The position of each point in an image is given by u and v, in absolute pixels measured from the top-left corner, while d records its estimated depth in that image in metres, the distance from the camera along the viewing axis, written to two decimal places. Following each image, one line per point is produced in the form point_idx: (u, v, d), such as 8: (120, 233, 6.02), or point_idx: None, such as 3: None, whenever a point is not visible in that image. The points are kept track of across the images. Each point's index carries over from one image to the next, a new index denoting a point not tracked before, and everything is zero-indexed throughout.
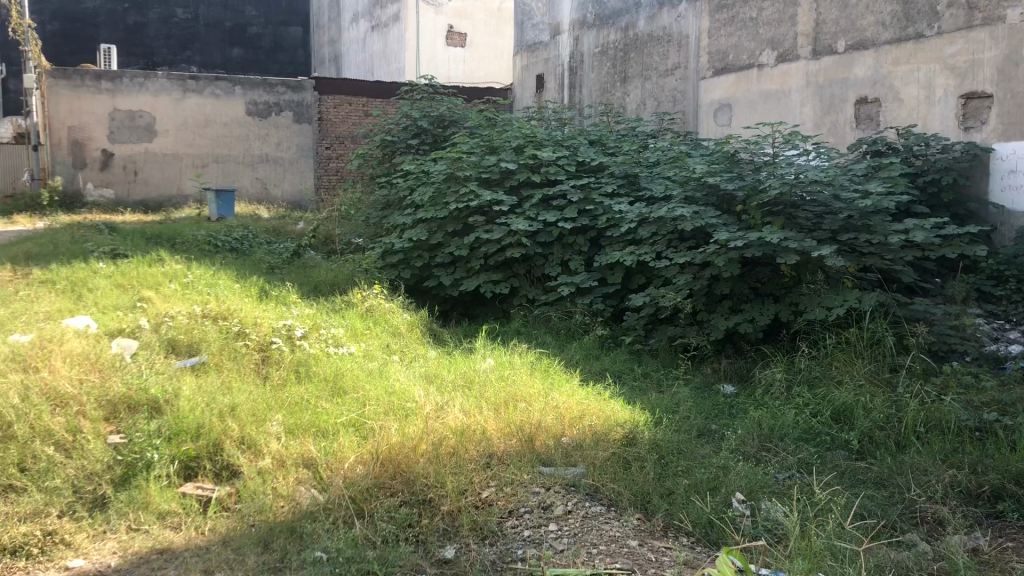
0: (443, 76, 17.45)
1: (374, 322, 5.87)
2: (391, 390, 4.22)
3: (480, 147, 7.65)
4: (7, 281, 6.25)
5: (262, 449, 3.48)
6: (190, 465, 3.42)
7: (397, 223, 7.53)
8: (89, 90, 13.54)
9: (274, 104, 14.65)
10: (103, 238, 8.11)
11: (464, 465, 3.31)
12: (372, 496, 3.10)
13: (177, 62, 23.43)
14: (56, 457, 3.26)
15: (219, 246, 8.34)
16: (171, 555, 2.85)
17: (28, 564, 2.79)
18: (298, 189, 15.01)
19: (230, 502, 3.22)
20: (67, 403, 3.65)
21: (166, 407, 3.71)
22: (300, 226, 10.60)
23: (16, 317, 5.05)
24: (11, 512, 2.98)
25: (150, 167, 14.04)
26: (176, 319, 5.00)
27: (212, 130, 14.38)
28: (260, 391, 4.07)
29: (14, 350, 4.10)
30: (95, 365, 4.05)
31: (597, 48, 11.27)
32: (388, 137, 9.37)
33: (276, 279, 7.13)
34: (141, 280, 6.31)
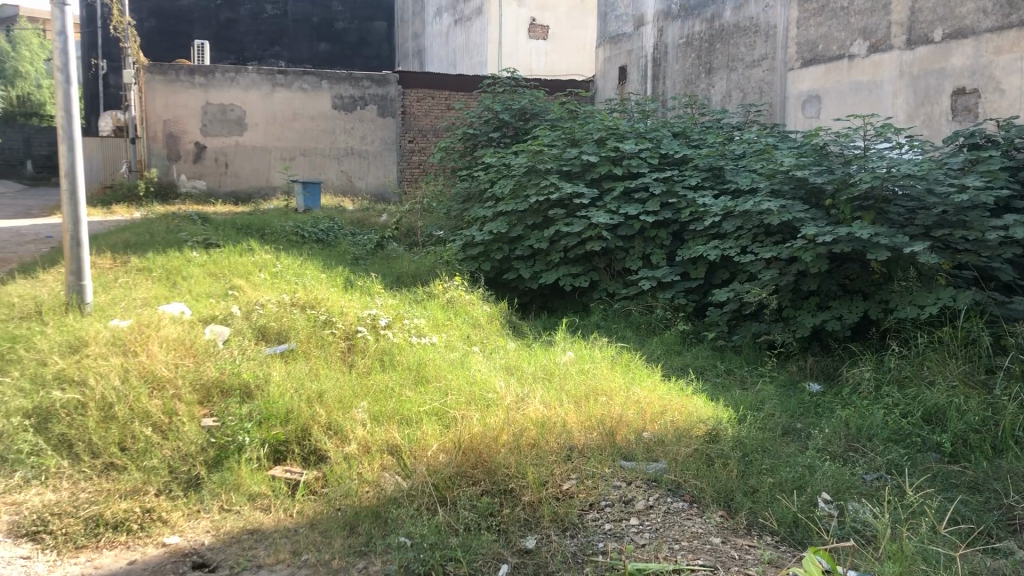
0: (526, 69, 17.47)
1: (455, 314, 5.92)
2: (473, 380, 4.26)
3: (563, 140, 7.65)
4: (108, 268, 6.51)
5: (348, 435, 3.54)
6: (279, 448, 3.52)
7: (477, 216, 7.58)
8: (183, 85, 13.97)
9: (359, 98, 14.89)
10: (196, 228, 8.39)
11: (545, 457, 3.31)
12: (455, 483, 3.13)
13: (266, 57, 24.12)
14: (153, 438, 3.39)
15: (306, 236, 8.53)
16: (261, 535, 2.94)
17: (128, 538, 2.90)
18: (381, 182, 15.28)
19: (317, 485, 3.29)
20: (163, 386, 3.78)
21: (257, 393, 3.82)
22: (384, 218, 10.77)
23: (116, 302, 5.26)
24: (113, 489, 3.12)
25: (240, 160, 14.44)
26: (266, 307, 5.15)
27: (299, 124, 14.71)
28: (347, 378, 4.16)
29: (115, 335, 4.27)
30: (189, 350, 4.20)
31: (682, 39, 11.12)
32: (471, 130, 9.44)
33: (360, 269, 7.26)
34: (232, 269, 6.51)
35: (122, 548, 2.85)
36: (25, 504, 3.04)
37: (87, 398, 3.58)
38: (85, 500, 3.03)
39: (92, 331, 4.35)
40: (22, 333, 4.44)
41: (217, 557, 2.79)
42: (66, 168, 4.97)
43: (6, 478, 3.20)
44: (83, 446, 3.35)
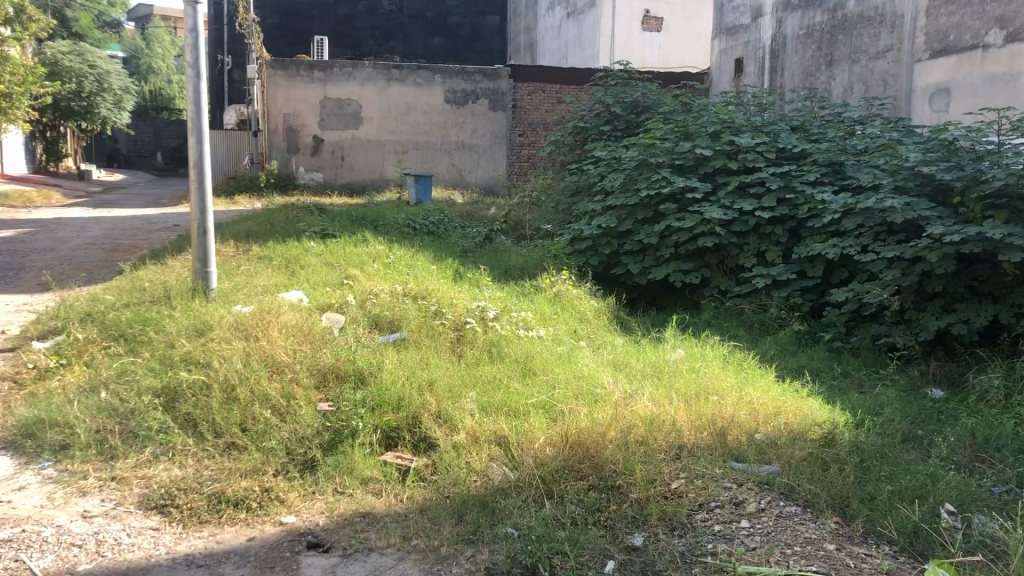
0: (638, 62, 17.30)
1: (563, 308, 5.91)
2: (581, 374, 4.24)
3: (676, 133, 7.53)
4: (231, 256, 6.79)
5: (457, 424, 3.57)
6: (390, 435, 3.59)
7: (586, 210, 7.55)
8: (304, 80, 14.40)
9: (471, 92, 15.04)
10: (313, 219, 8.64)
11: (654, 455, 3.27)
12: (562, 477, 3.13)
13: (382, 52, 24.79)
14: (272, 420, 3.51)
15: (417, 228, 8.68)
16: (373, 519, 3.00)
17: (248, 516, 3.00)
18: (491, 176, 15.42)
19: (427, 472, 3.34)
20: (283, 370, 3.92)
21: (370, 379, 3.91)
22: (493, 212, 10.82)
23: (238, 289, 5.48)
24: (235, 468, 3.25)
25: (356, 153, 14.82)
26: (379, 297, 5.28)
27: (412, 117, 14.96)
28: (456, 368, 4.21)
29: (238, 320, 4.44)
30: (306, 337, 4.33)
31: (802, 30, 10.78)
32: (582, 124, 9.40)
33: (469, 262, 7.32)
34: (347, 259, 6.67)
35: (242, 525, 2.95)
36: (154, 478, 3.19)
37: (211, 380, 3.74)
38: (209, 478, 3.16)
39: (217, 316, 4.54)
40: (153, 316, 4.67)
41: (331, 538, 2.87)
42: (195, 159, 5.18)
43: (137, 452, 3.37)
44: (207, 426, 3.50)
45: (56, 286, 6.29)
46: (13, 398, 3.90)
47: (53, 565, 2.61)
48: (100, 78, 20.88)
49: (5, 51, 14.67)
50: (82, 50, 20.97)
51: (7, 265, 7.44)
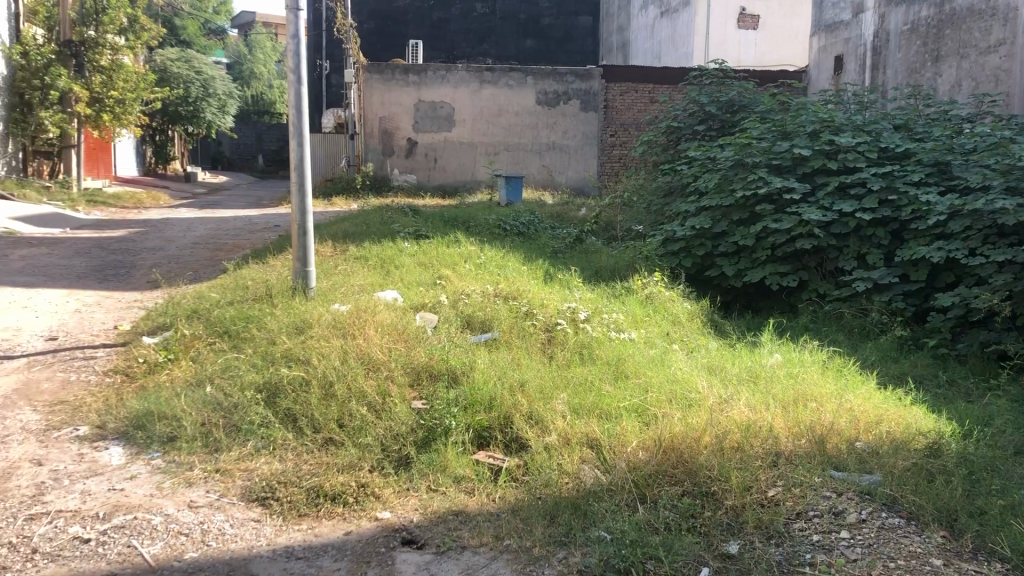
0: (734, 60, 17.04)
1: (654, 310, 5.85)
2: (675, 378, 4.18)
3: (773, 132, 7.38)
4: (328, 255, 6.96)
5: (548, 426, 3.56)
6: (482, 434, 3.61)
7: (679, 211, 7.46)
8: (399, 83, 14.66)
9: (563, 93, 15.03)
10: (407, 220, 8.80)
11: (750, 461, 3.20)
12: (655, 482, 3.09)
13: (474, 54, 25.06)
14: (369, 416, 3.58)
15: (508, 229, 8.73)
16: (466, 517, 3.03)
17: (345, 510, 3.06)
18: (582, 176, 15.36)
19: (518, 473, 3.34)
20: (379, 367, 4.00)
21: (462, 377, 3.94)
22: (583, 212, 10.81)
23: (336, 288, 5.61)
24: (334, 462, 3.33)
25: (448, 155, 15.01)
26: (471, 297, 5.34)
27: (503, 119, 15.05)
28: (548, 369, 4.22)
29: (336, 319, 4.54)
30: (401, 335, 4.40)
31: (907, 25, 10.40)
32: (675, 123, 9.30)
33: (560, 263, 7.32)
34: (440, 259, 6.76)
35: (339, 519, 3.01)
36: (256, 471, 3.29)
37: (310, 376, 3.85)
38: (308, 472, 3.25)
39: (316, 314, 4.66)
40: (254, 313, 4.83)
41: (425, 535, 2.91)
42: (295, 162, 5.32)
43: (240, 445, 3.48)
44: (305, 421, 3.60)
45: (165, 283, 6.58)
46: (125, 390, 4.08)
47: (163, 552, 2.71)
48: (205, 84, 21.62)
49: (119, 59, 15.42)
50: (189, 56, 21.79)
51: (120, 263, 7.82)
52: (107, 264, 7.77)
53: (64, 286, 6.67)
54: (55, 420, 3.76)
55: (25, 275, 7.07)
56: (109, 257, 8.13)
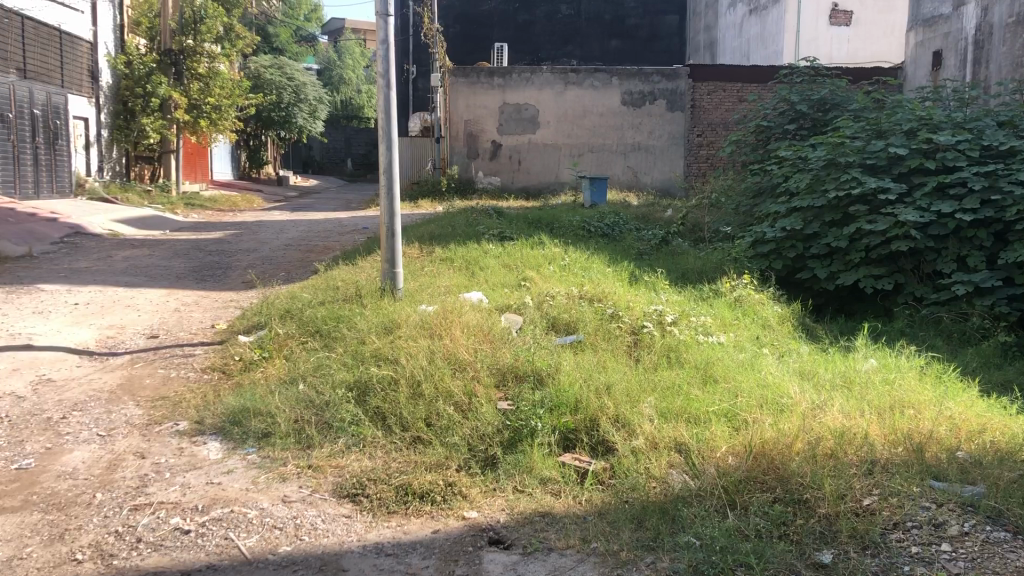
0: (826, 57, 16.60)
1: (743, 314, 5.74)
2: (765, 383, 4.09)
3: (867, 131, 7.17)
4: (415, 257, 7.04)
5: (635, 429, 3.52)
6: (568, 436, 3.59)
7: (769, 212, 7.32)
8: (484, 87, 14.79)
9: (649, 93, 14.89)
10: (492, 221, 8.86)
11: (844, 469, 3.11)
12: (746, 488, 3.03)
13: (559, 56, 25.10)
14: (456, 416, 3.61)
15: (593, 230, 8.71)
16: (552, 519, 3.02)
17: (433, 509, 3.09)
18: (668, 177, 15.17)
19: (605, 476, 3.31)
20: (465, 368, 4.02)
21: (548, 379, 3.94)
22: (668, 214, 10.72)
23: (423, 290, 5.68)
24: (421, 461, 3.37)
25: (533, 157, 15.05)
26: (556, 298, 5.34)
27: (588, 120, 14.98)
28: (634, 372, 4.18)
29: (423, 320, 4.60)
30: (486, 336, 4.43)
31: (1011, 18, 9.96)
32: (765, 122, 9.12)
33: (646, 265, 7.26)
34: (524, 261, 6.78)
35: (427, 517, 3.04)
36: (347, 467, 3.36)
37: (398, 375, 3.91)
38: (396, 470, 3.29)
39: (403, 315, 4.72)
40: (345, 313, 4.92)
41: (512, 535, 2.91)
42: (384, 165, 5.39)
43: (331, 442, 3.56)
44: (394, 419, 3.67)
45: (259, 284, 6.76)
46: (222, 387, 4.22)
47: (258, 544, 2.79)
48: (297, 89, 22.14)
49: (216, 67, 15.97)
50: (282, 62, 22.33)
51: (216, 264, 8.06)
52: (204, 265, 8.03)
53: (163, 286, 6.91)
54: (157, 414, 3.91)
55: (127, 276, 7.36)
56: (206, 258, 8.41)
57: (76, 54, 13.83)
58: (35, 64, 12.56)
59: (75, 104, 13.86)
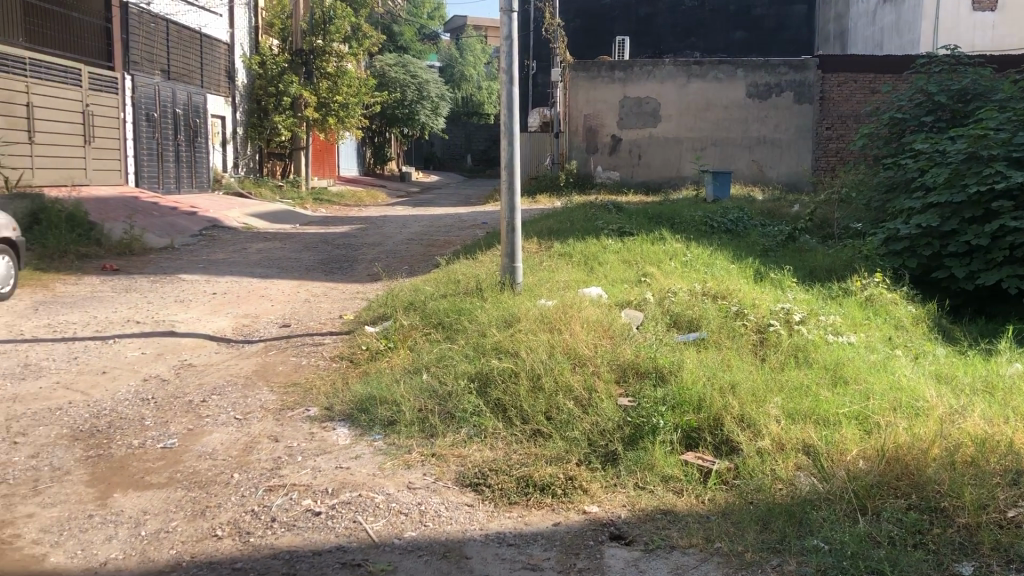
0: (967, 45, 15.78)
1: (875, 314, 5.51)
2: (899, 386, 3.92)
3: (1012, 122, 6.79)
4: (534, 252, 7.07)
5: (761, 430, 3.43)
6: (691, 435, 3.52)
7: (903, 208, 7.02)
8: (605, 81, 14.79)
9: (775, 85, 14.48)
10: (611, 217, 8.80)
11: (986, 477, 2.94)
12: (878, 493, 2.91)
13: (681, 48, 24.80)
14: (576, 411, 3.61)
15: (715, 226, 8.53)
16: (674, 517, 2.98)
17: (554, 501, 3.10)
18: (795, 172, 14.68)
19: (729, 476, 3.24)
20: (584, 363, 4.01)
21: (670, 377, 3.88)
22: (795, 209, 10.39)
23: (542, 284, 5.71)
24: (541, 455, 3.39)
25: (653, 151, 14.88)
26: (678, 295, 5.26)
27: (711, 114, 14.69)
28: (759, 371, 4.07)
29: (543, 314, 4.62)
30: (606, 332, 4.41)
31: None
32: (899, 114, 8.75)
33: (771, 262, 7.07)
34: (645, 257, 6.71)
35: (548, 510, 3.05)
36: (469, 457, 3.41)
37: (519, 368, 3.94)
38: (517, 461, 3.32)
39: (523, 309, 4.75)
40: (466, 306, 4.99)
41: (634, 531, 2.89)
42: (505, 160, 5.44)
43: (454, 432, 3.62)
44: (515, 412, 3.70)
45: (384, 277, 6.94)
46: (351, 375, 4.36)
47: (384, 529, 2.87)
48: (420, 87, 22.55)
49: (344, 66, 16.28)
50: (406, 61, 22.85)
51: (342, 257, 8.31)
52: (332, 258, 8.29)
53: (294, 278, 7.18)
54: (289, 400, 4.08)
55: (260, 268, 7.68)
56: (334, 251, 8.68)
57: (215, 56, 14.56)
58: (177, 65, 13.25)
59: (214, 104, 14.58)
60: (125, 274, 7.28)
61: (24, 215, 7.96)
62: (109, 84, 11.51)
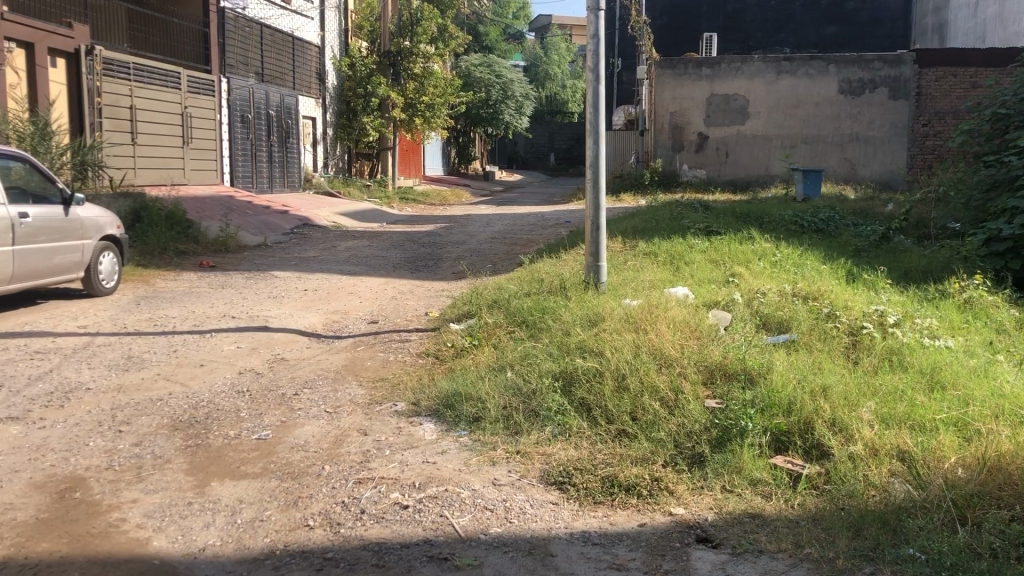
0: None
1: (974, 316, 5.32)
2: (1001, 392, 3.76)
3: None
4: (619, 251, 7.04)
5: (854, 435, 3.34)
6: (781, 438, 3.45)
7: (1005, 207, 6.75)
8: (691, 78, 14.63)
9: (869, 81, 14.05)
10: (698, 216, 8.70)
11: None
12: (978, 504, 2.81)
13: (770, 44, 24.32)
14: (662, 412, 3.58)
15: (806, 225, 8.35)
16: (763, 521, 2.93)
17: (639, 502, 3.08)
18: (889, 170, 14.21)
19: (820, 481, 3.17)
20: (671, 363, 3.98)
21: (760, 379, 3.81)
22: (890, 209, 10.08)
23: (627, 283, 5.67)
24: (627, 455, 3.37)
25: (740, 149, 14.64)
26: (767, 296, 5.18)
27: (801, 111, 14.36)
28: (852, 374, 3.97)
29: (628, 314, 4.59)
30: (694, 332, 4.37)
31: None
32: (1002, 109, 8.40)
33: (864, 262, 6.88)
34: (732, 256, 6.62)
35: (634, 510, 3.04)
36: (553, 456, 3.41)
37: (603, 368, 3.92)
38: (602, 461, 3.31)
39: (608, 308, 4.73)
40: (551, 305, 5.00)
41: (721, 534, 2.86)
42: (590, 158, 5.42)
43: (538, 430, 3.63)
44: (600, 412, 3.69)
45: (468, 275, 7.00)
46: (436, 371, 4.43)
47: (470, 524, 2.90)
48: (505, 87, 22.63)
49: (429, 66, 16.51)
50: (492, 61, 22.92)
51: (428, 255, 8.41)
52: (418, 256, 8.40)
53: (381, 276, 7.30)
54: (377, 394, 4.16)
55: (349, 265, 7.84)
56: (420, 250, 8.81)
57: (306, 58, 14.94)
58: (270, 68, 13.64)
59: (306, 105, 14.97)
60: (221, 270, 7.53)
61: (127, 214, 8.30)
62: (206, 87, 11.90)
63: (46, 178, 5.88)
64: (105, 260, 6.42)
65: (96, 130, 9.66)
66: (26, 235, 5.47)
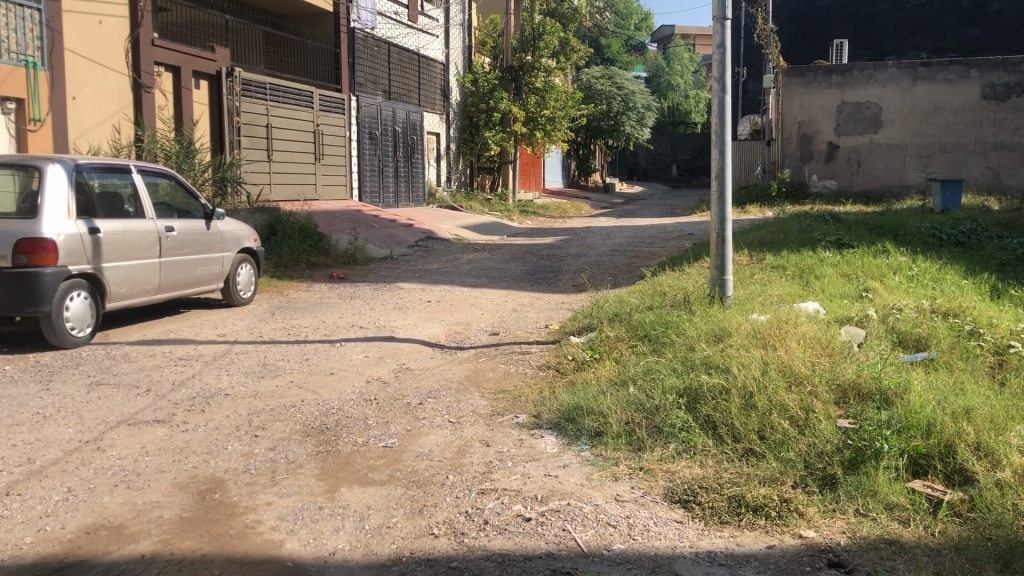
0: None
1: None
2: None
3: None
4: (745, 264, 6.90)
5: (1001, 461, 3.14)
6: (919, 462, 3.28)
7: None
8: (821, 87, 14.31)
9: (1015, 85, 13.21)
10: (828, 228, 8.40)
11: None
12: None
13: (907, 50, 23.42)
14: (791, 431, 3.47)
15: (944, 238, 7.94)
16: (901, 547, 2.80)
17: (767, 524, 2.99)
18: None
19: (963, 508, 3.00)
20: (801, 381, 3.86)
21: (896, 400, 3.64)
22: None
23: (753, 297, 5.54)
24: (754, 474, 3.28)
25: (873, 159, 14.13)
26: (903, 312, 4.95)
27: (939, 118, 13.68)
28: (998, 397, 3.74)
29: (755, 329, 4.48)
30: (825, 350, 4.22)
31: None
32: None
33: (1010, 276, 6.51)
34: (865, 270, 6.37)
35: (761, 531, 2.95)
36: (678, 473, 3.36)
37: (730, 384, 3.83)
38: (729, 480, 3.24)
39: (734, 323, 4.62)
40: (674, 319, 4.92)
41: (855, 560, 2.74)
42: (716, 170, 5.32)
43: (662, 446, 3.58)
44: (726, 429, 3.60)
45: (589, 289, 6.98)
46: (558, 384, 4.44)
47: (593, 539, 2.88)
48: (626, 98, 22.54)
49: (551, 80, 16.61)
50: (613, 72, 22.97)
51: (549, 268, 8.45)
52: (538, 268, 8.44)
53: (503, 288, 7.36)
54: (500, 405, 4.21)
55: (471, 277, 7.96)
56: (540, 262, 8.85)
57: (432, 75, 15.33)
58: (397, 85, 14.08)
59: (430, 121, 15.32)
60: (349, 282, 7.77)
61: (262, 227, 8.69)
62: (337, 105, 12.33)
63: (190, 193, 6.21)
64: (242, 272, 6.74)
65: (235, 148, 10.15)
66: (171, 248, 5.80)
